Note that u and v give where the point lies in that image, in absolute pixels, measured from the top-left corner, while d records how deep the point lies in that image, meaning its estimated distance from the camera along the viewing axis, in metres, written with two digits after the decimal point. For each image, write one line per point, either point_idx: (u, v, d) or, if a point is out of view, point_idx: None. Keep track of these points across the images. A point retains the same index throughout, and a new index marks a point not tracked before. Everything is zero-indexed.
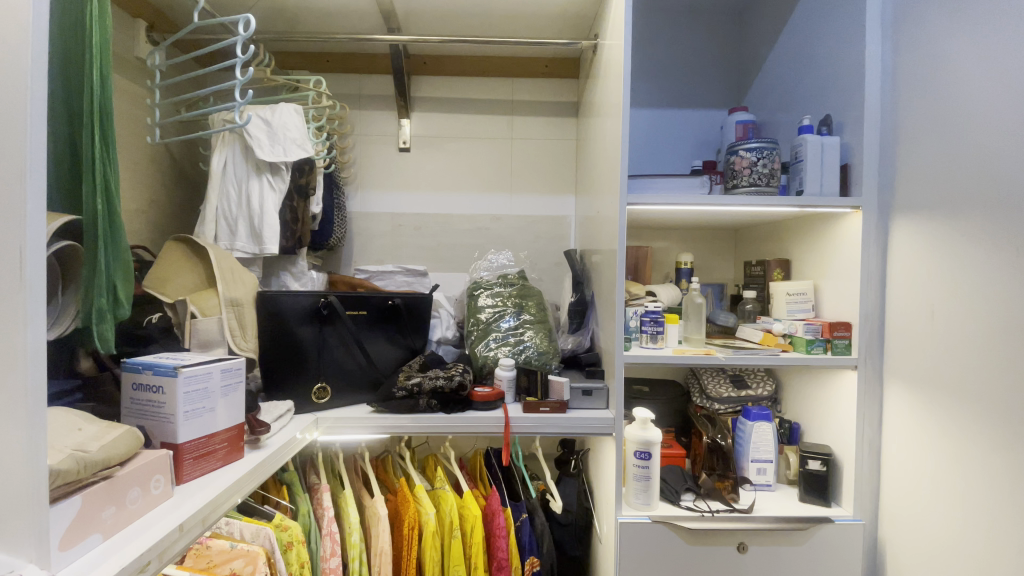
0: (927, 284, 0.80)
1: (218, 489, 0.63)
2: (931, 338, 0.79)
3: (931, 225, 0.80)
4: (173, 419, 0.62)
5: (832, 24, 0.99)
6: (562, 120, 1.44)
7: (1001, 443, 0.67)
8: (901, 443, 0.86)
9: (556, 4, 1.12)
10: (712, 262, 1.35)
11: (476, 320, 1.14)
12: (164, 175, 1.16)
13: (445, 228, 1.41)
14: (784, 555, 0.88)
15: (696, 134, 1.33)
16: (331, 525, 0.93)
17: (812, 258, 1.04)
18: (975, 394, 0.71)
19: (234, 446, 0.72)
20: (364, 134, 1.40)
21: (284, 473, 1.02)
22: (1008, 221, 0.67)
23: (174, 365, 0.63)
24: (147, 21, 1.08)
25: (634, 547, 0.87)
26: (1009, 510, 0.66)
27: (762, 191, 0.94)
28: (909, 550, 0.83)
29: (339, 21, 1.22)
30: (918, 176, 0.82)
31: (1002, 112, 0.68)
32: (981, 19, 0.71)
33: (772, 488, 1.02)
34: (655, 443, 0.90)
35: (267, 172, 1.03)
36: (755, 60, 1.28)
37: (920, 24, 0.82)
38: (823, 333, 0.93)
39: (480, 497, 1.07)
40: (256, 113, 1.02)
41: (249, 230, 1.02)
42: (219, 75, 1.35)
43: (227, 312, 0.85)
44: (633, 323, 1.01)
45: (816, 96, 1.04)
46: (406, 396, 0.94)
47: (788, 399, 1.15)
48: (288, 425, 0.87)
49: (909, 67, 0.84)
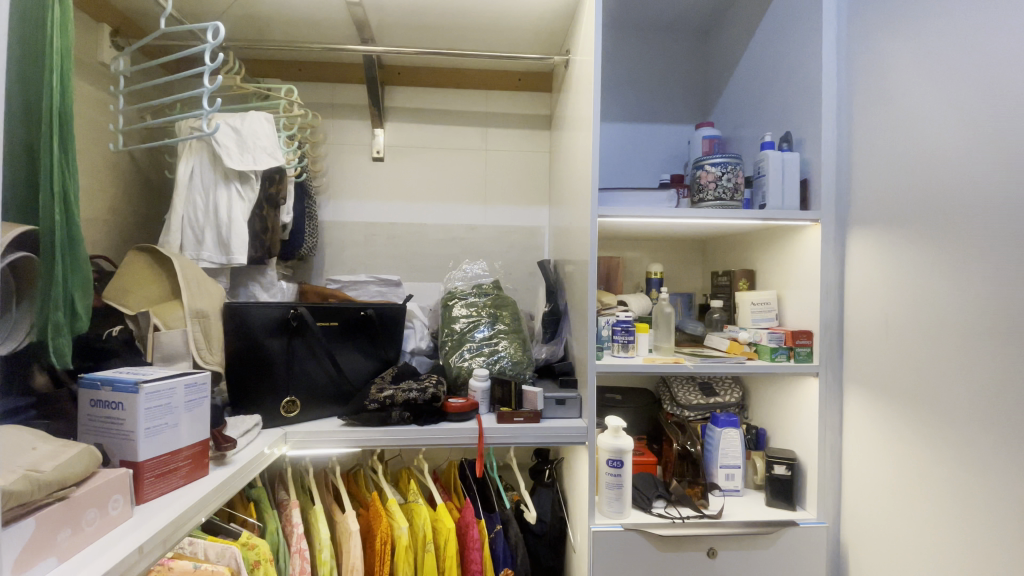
0: (883, 294, 0.84)
1: (182, 507, 0.61)
2: (888, 344, 0.83)
3: (885, 237, 0.84)
4: (133, 436, 0.60)
5: (791, 45, 1.04)
6: (535, 133, 1.46)
7: (953, 446, 0.71)
8: (861, 447, 0.90)
9: (530, 19, 1.14)
10: (680, 271, 1.38)
11: (450, 330, 1.13)
12: (127, 182, 1.12)
13: (419, 238, 1.41)
14: (753, 558, 0.90)
15: (665, 147, 1.36)
16: (300, 542, 0.91)
17: (775, 269, 1.08)
18: (929, 398, 0.75)
19: (198, 463, 0.70)
20: (337, 143, 1.39)
21: (251, 488, 0.99)
22: (955, 233, 0.71)
23: (136, 381, 0.61)
24: (112, 26, 1.06)
25: (608, 555, 0.88)
26: (958, 510, 0.70)
27: (727, 205, 0.98)
28: (870, 551, 0.86)
29: (310, 31, 1.21)
30: (873, 191, 0.87)
31: (948, 131, 0.72)
32: (928, 44, 0.76)
33: (741, 493, 1.04)
34: (627, 451, 0.92)
35: (236, 181, 1.01)
36: (720, 78, 1.32)
37: (873, 47, 0.87)
38: (786, 341, 0.97)
39: (454, 510, 1.06)
40: (224, 121, 1.00)
41: (216, 239, 1.00)
42: (187, 82, 1.32)
43: (193, 325, 0.83)
44: (606, 332, 1.05)
45: (776, 113, 1.09)
46: (379, 409, 0.92)
47: (754, 405, 1.18)
48: (255, 440, 0.85)
49: (865, 86, 0.88)
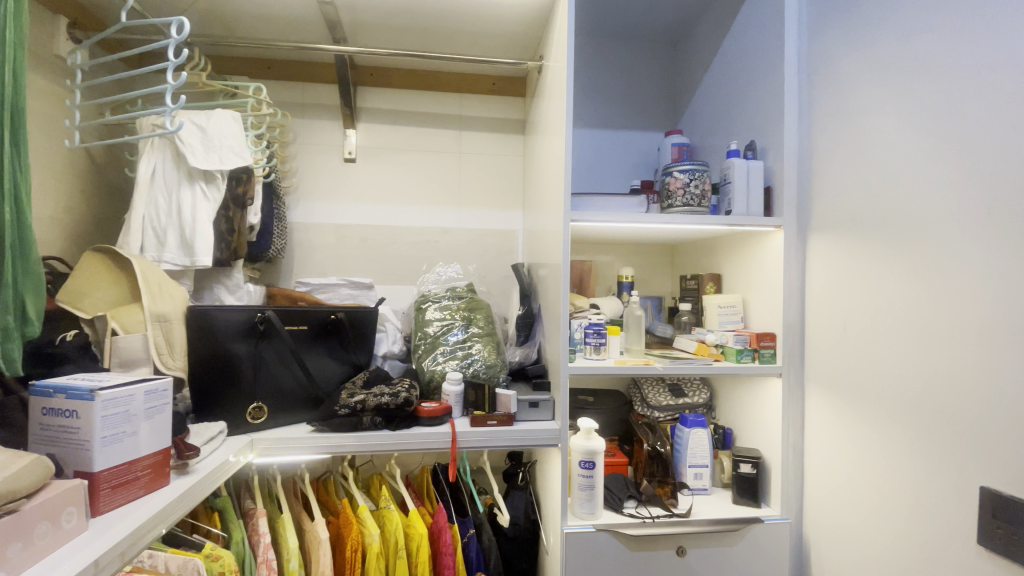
0: (841, 298, 0.88)
1: (141, 519, 0.59)
2: (846, 345, 0.87)
3: (843, 243, 0.88)
4: (88, 446, 0.58)
5: (755, 56, 1.08)
6: (509, 136, 1.46)
7: (906, 442, 0.75)
8: (821, 445, 0.93)
9: (505, 24, 1.15)
10: (651, 275, 1.41)
11: (424, 334, 1.12)
12: (84, 180, 1.07)
13: (391, 240, 1.39)
14: (720, 555, 0.92)
15: (636, 153, 1.39)
16: (267, 552, 0.89)
17: (740, 273, 1.11)
18: (884, 397, 0.79)
19: (158, 473, 0.67)
20: (308, 143, 1.36)
21: (216, 498, 0.96)
22: (906, 240, 0.75)
23: (92, 388, 0.58)
24: (69, 18, 1.01)
25: (580, 556, 0.88)
26: (911, 503, 0.74)
27: (695, 211, 1.00)
28: (832, 546, 0.90)
29: (280, 29, 1.19)
30: (832, 198, 0.91)
31: (900, 142, 0.76)
32: (881, 61, 0.80)
33: (708, 492, 1.07)
34: (599, 452, 0.93)
35: (201, 180, 0.98)
36: (688, 86, 1.36)
37: (832, 61, 0.91)
38: (751, 342, 1.00)
39: (427, 515, 1.05)
40: (189, 119, 0.97)
41: (180, 239, 0.97)
42: (150, 78, 1.28)
43: (153, 328, 0.80)
44: (578, 335, 1.05)
45: (741, 122, 1.12)
46: (349, 414, 0.90)
47: (721, 406, 1.21)
48: (220, 448, 0.82)
49: (825, 98, 0.93)
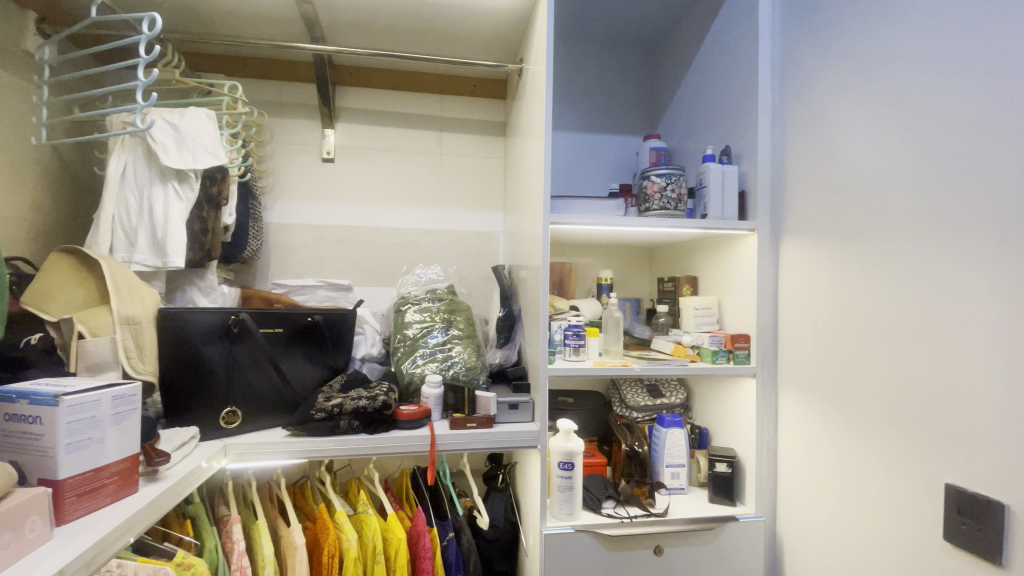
0: (813, 300, 0.91)
1: (107, 527, 0.57)
2: (817, 345, 0.89)
3: (814, 247, 0.90)
4: (52, 453, 0.56)
5: (730, 63, 1.10)
6: (489, 138, 1.47)
7: (875, 440, 0.77)
8: (794, 444, 0.96)
9: (486, 27, 1.15)
10: (629, 277, 1.42)
11: (403, 336, 1.11)
12: (51, 179, 1.04)
13: (371, 241, 1.38)
14: (697, 554, 0.94)
15: (615, 157, 1.40)
16: (241, 559, 0.87)
17: (716, 276, 1.13)
18: (854, 397, 0.81)
19: (127, 480, 0.65)
20: (285, 143, 1.34)
21: (188, 505, 0.93)
22: (875, 245, 0.78)
23: (56, 393, 0.57)
24: (38, 12, 0.98)
25: (559, 557, 0.89)
26: (881, 500, 0.76)
27: (671, 215, 1.02)
28: (804, 543, 0.92)
29: (257, 27, 1.17)
30: (803, 203, 0.93)
31: (870, 149, 0.79)
32: (851, 70, 0.83)
33: (685, 491, 1.08)
34: (578, 453, 0.94)
35: (173, 180, 0.96)
36: (666, 91, 1.38)
37: (804, 70, 0.93)
38: (726, 344, 1.02)
39: (405, 519, 1.05)
40: (161, 116, 0.95)
41: (151, 240, 0.94)
42: (122, 74, 1.25)
43: (123, 331, 0.78)
44: (558, 337, 1.05)
45: (717, 127, 1.15)
46: (326, 418, 0.89)
47: (698, 406, 1.23)
48: (192, 453, 0.80)
49: (797, 105, 0.95)
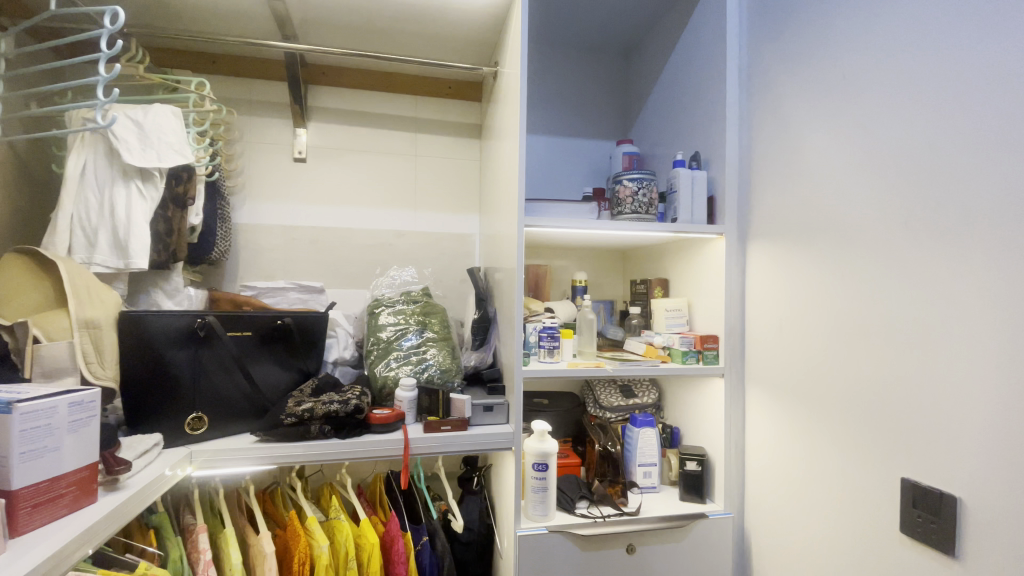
0: (778, 302, 0.93)
1: (64, 539, 0.55)
2: (783, 346, 0.92)
3: (778, 250, 0.94)
4: (4, 463, 0.53)
5: (700, 70, 1.13)
6: (465, 140, 1.47)
7: (836, 437, 0.80)
8: (761, 442, 0.98)
9: (461, 29, 1.16)
10: (603, 279, 1.44)
11: (377, 339, 1.10)
12: (5, 177, 0.99)
13: (344, 242, 1.36)
14: (668, 552, 0.95)
15: (589, 161, 1.42)
16: (207, 570, 0.85)
17: (686, 278, 1.16)
18: (817, 395, 0.84)
19: (85, 490, 0.63)
20: (255, 142, 1.32)
21: (152, 514, 0.90)
22: (837, 249, 0.81)
23: (9, 400, 0.54)
24: None
25: (534, 557, 0.89)
26: (842, 494, 0.79)
27: (642, 218, 1.04)
28: (770, 539, 0.95)
29: (227, 23, 1.15)
30: (769, 208, 0.96)
31: (831, 157, 0.82)
32: (814, 81, 0.86)
33: (657, 490, 1.10)
34: (552, 454, 0.95)
35: (137, 178, 0.93)
36: (638, 97, 1.41)
37: (769, 79, 0.97)
38: (696, 344, 1.04)
39: (379, 524, 1.04)
40: (124, 113, 0.92)
41: (112, 241, 0.91)
42: (83, 70, 1.20)
43: (81, 335, 0.74)
44: (532, 339, 1.06)
45: (686, 133, 1.17)
46: (296, 423, 0.87)
47: (669, 406, 1.25)
48: (155, 461, 0.78)
49: (763, 113, 0.99)
